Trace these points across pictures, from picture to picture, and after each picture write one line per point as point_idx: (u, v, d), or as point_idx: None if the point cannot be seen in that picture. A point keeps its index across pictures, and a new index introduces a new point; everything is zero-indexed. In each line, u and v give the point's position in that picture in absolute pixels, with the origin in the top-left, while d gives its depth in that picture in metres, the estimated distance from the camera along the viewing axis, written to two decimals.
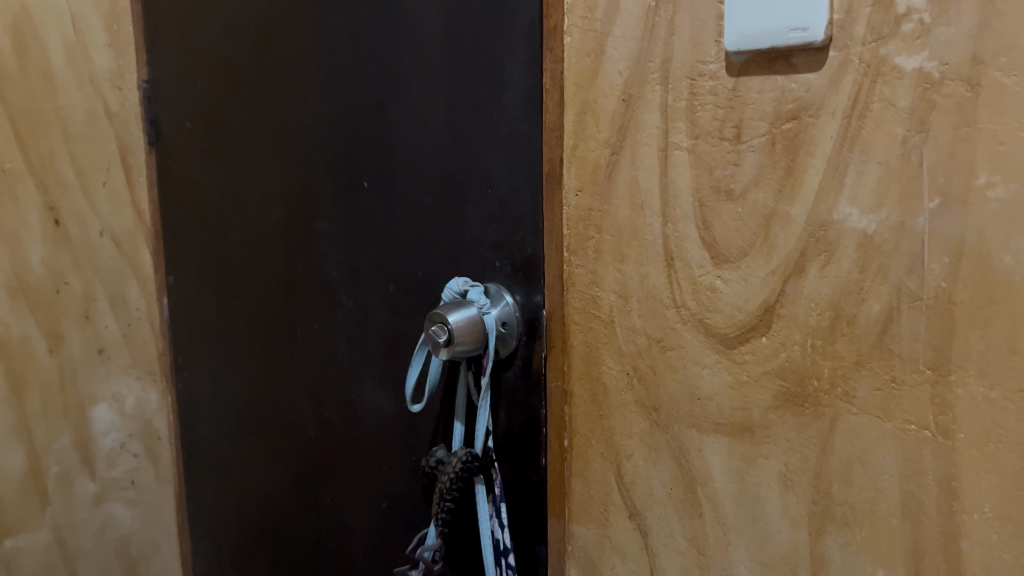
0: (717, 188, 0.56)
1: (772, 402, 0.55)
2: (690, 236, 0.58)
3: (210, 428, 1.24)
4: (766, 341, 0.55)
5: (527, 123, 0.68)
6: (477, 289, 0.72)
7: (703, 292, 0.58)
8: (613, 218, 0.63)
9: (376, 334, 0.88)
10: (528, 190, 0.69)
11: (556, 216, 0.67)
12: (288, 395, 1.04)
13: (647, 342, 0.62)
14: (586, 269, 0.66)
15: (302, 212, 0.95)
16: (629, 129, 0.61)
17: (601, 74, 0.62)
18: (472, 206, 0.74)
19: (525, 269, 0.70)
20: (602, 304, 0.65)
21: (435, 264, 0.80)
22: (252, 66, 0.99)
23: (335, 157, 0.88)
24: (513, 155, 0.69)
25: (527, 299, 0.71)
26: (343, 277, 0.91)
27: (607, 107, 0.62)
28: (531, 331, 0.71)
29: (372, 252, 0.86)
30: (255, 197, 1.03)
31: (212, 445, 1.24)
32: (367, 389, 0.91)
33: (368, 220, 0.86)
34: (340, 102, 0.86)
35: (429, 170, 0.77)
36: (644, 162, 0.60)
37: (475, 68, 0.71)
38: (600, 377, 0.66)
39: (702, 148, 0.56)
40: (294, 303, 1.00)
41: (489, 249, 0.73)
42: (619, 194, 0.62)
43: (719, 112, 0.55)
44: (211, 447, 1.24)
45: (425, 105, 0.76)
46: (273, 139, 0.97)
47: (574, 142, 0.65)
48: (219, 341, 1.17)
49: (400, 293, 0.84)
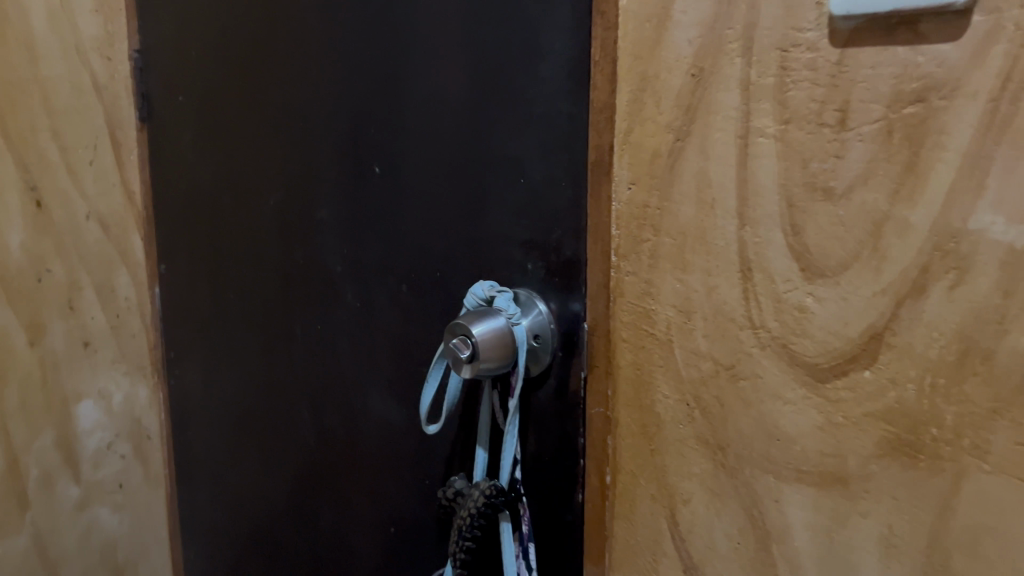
0: (812, 185, 0.46)
1: (875, 450, 0.45)
2: (775, 243, 0.48)
3: (201, 428, 1.14)
4: (869, 376, 0.45)
5: (569, 101, 0.57)
6: (505, 295, 0.62)
7: (789, 312, 0.48)
8: (674, 218, 0.52)
9: (382, 338, 0.78)
10: (567, 182, 0.58)
11: (602, 213, 0.56)
12: (284, 398, 0.94)
13: (714, 369, 0.52)
14: (637, 277, 0.55)
15: (301, 198, 0.85)
16: (699, 110, 0.50)
17: (664, 42, 0.51)
18: (498, 197, 0.64)
19: (565, 269, 0.60)
20: (657, 321, 0.54)
21: (453, 263, 0.69)
22: (250, 34, 0.88)
23: (339, 138, 0.78)
24: (552, 139, 0.59)
25: (564, 305, 0.61)
26: (347, 273, 0.80)
27: (670, 83, 0.51)
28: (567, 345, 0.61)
29: (380, 246, 0.76)
30: (250, 180, 0.93)
31: (203, 448, 1.14)
32: (371, 399, 0.81)
33: (373, 210, 0.76)
34: (345, 75, 0.75)
35: (448, 155, 0.67)
36: (717, 151, 0.49)
37: (507, 36, 0.60)
38: (653, 406, 0.55)
39: (793, 136, 0.46)
40: (291, 298, 0.90)
41: (518, 248, 0.63)
42: (682, 189, 0.51)
43: (818, 91, 0.45)
44: (202, 451, 1.14)
45: (442, 79, 0.66)
46: (271, 117, 0.87)
47: (628, 125, 0.54)
48: (212, 336, 1.07)
49: (412, 295, 0.74)
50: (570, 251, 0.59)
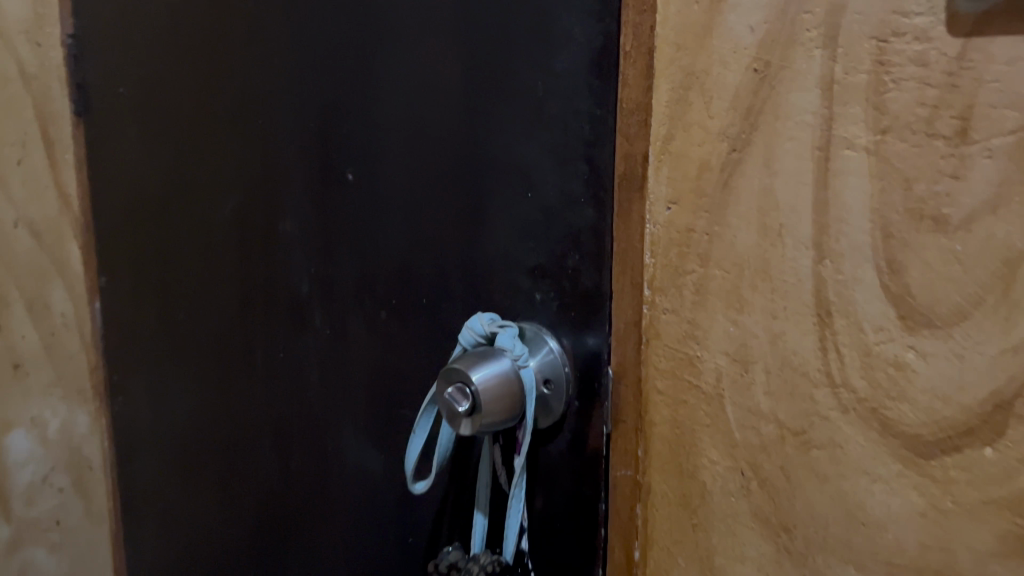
0: (919, 212, 0.36)
1: (997, 547, 0.36)
2: (866, 283, 0.38)
3: (147, 460, 0.99)
4: (991, 454, 0.35)
5: (589, 100, 0.47)
6: (510, 331, 0.52)
7: (882, 370, 0.38)
8: (727, 247, 0.42)
9: (359, 372, 0.67)
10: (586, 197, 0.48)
11: (633, 237, 0.46)
12: (244, 432, 0.82)
13: (778, 433, 0.42)
14: (678, 317, 0.45)
15: (262, 205, 0.74)
16: (763, 114, 0.40)
17: (717, 29, 0.41)
18: (500, 213, 0.53)
19: (584, 300, 0.50)
20: (704, 371, 0.44)
21: (442, 290, 0.59)
22: (197, 17, 0.77)
23: (307, 137, 0.67)
24: (568, 147, 0.49)
25: (583, 342, 0.50)
26: (316, 294, 0.70)
27: (725, 80, 0.41)
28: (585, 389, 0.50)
29: (354, 265, 0.65)
30: (199, 183, 0.81)
31: (144, 485, 1.01)
32: (345, 440, 0.69)
33: (347, 221, 0.65)
34: (315, 64, 0.65)
35: (438, 161, 0.57)
36: (788, 165, 0.40)
37: (514, 19, 0.50)
38: (696, 474, 0.46)
39: (893, 150, 0.36)
40: (250, 319, 0.78)
41: (525, 275, 0.53)
42: (740, 210, 0.42)
43: (929, 93, 0.35)
44: (143, 488, 1.02)
45: (433, 71, 0.56)
46: (223, 113, 0.76)
47: (667, 131, 0.44)
48: (156, 358, 0.94)
49: (392, 325, 0.63)
50: (589, 280, 0.49)
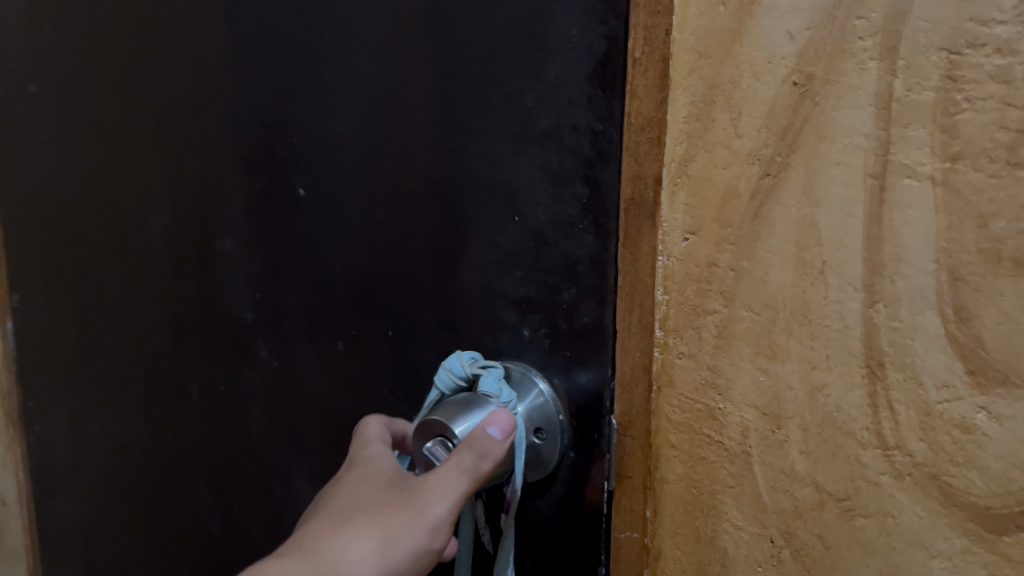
0: (995, 254, 0.31)
1: None
2: (927, 332, 0.33)
3: (68, 499, 0.89)
4: None
5: (589, 113, 0.41)
6: (494, 373, 0.47)
7: (945, 432, 0.33)
8: (758, 286, 0.37)
9: (312, 410, 0.60)
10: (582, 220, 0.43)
11: (641, 271, 0.41)
12: (178, 471, 0.73)
13: (816, 498, 0.37)
14: (696, 362, 0.40)
15: (197, 222, 0.66)
16: (804, 134, 0.35)
17: (747, 35, 0.36)
18: (482, 238, 0.48)
19: (579, 337, 0.45)
20: (727, 426, 0.39)
21: (411, 322, 0.52)
22: (112, 10, 0.68)
23: (249, 147, 0.60)
24: (565, 166, 0.43)
25: (579, 383, 0.45)
26: (261, 324, 0.62)
27: (757, 94, 0.36)
28: (581, 440, 0.45)
29: (306, 291, 0.58)
30: (119, 194, 0.72)
31: (61, 529, 0.91)
32: (296, 486, 0.62)
33: (298, 241, 0.58)
34: (261, 65, 0.58)
35: (408, 177, 0.50)
36: (833, 194, 0.34)
37: (500, 19, 0.44)
38: (716, 539, 0.40)
39: (965, 180, 0.31)
40: (183, 347, 0.70)
41: (510, 308, 0.47)
42: (774, 244, 0.36)
43: (1012, 115, 0.30)
44: (61, 530, 0.91)
45: (402, 76, 0.49)
46: (148, 119, 0.68)
47: (685, 150, 0.38)
48: (70, 387, 0.84)
49: (351, 360, 0.56)
50: (587, 317, 0.44)
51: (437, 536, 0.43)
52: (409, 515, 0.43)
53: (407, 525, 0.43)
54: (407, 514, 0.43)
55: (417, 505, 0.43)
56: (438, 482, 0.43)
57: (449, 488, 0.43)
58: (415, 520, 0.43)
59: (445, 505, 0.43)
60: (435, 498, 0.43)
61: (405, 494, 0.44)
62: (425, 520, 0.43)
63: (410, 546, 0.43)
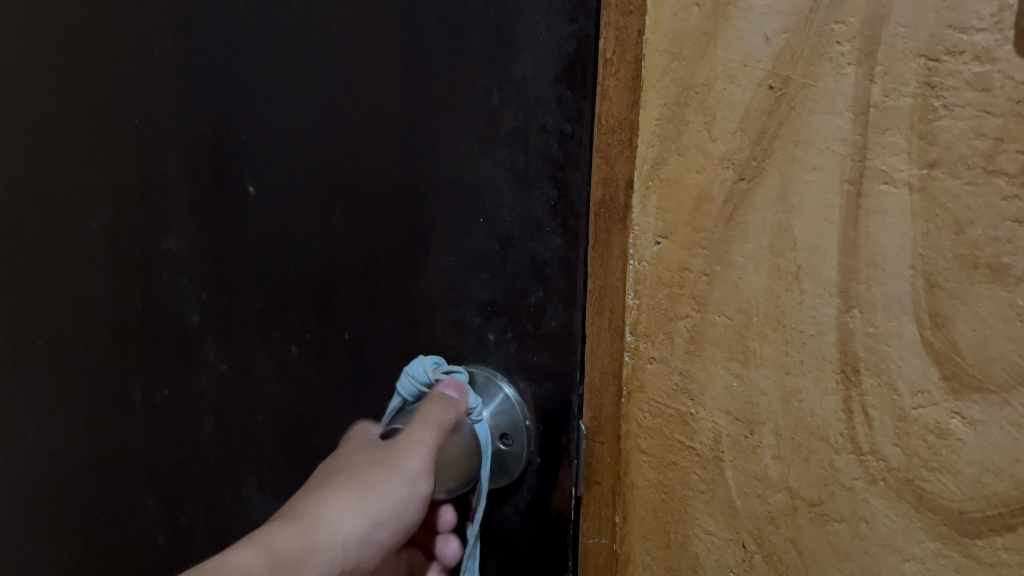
0: (973, 260, 0.31)
1: None
2: (903, 339, 0.33)
3: None
4: None
5: (558, 113, 0.41)
6: (459, 381, 0.47)
7: (920, 437, 0.33)
8: (732, 290, 0.37)
9: (264, 415, 0.58)
10: (549, 222, 0.42)
11: (611, 274, 0.40)
12: (119, 479, 0.71)
13: (789, 503, 0.37)
14: (668, 367, 0.39)
15: (140, 221, 0.63)
16: (780, 139, 0.34)
17: (722, 36, 0.35)
18: (445, 239, 0.47)
19: (546, 343, 0.44)
20: (699, 431, 0.39)
21: (371, 325, 0.51)
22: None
23: (197, 144, 0.58)
24: (532, 167, 0.42)
25: (545, 386, 0.45)
26: (209, 326, 0.60)
27: (732, 96, 0.35)
28: (548, 444, 0.45)
29: (257, 294, 0.57)
30: (52, 191, 0.69)
31: None
32: (247, 494, 0.60)
33: (248, 242, 0.56)
34: (210, 60, 0.56)
35: (367, 178, 0.49)
36: (808, 200, 0.34)
37: (463, 15, 0.43)
38: (686, 545, 0.40)
39: (942, 187, 0.31)
40: (125, 352, 0.67)
41: (474, 311, 0.47)
42: (748, 248, 0.36)
43: (990, 123, 0.30)
44: None
45: (360, 74, 0.48)
46: (85, 114, 0.65)
47: (657, 153, 0.38)
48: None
49: (305, 364, 0.55)
50: (554, 321, 0.43)
51: (419, 485, 0.43)
52: (389, 468, 0.43)
53: (386, 478, 0.42)
54: (387, 467, 0.43)
55: (391, 458, 0.43)
56: (405, 437, 0.43)
57: (419, 441, 0.43)
58: (393, 474, 0.42)
59: (418, 454, 0.43)
60: (410, 449, 0.43)
61: (379, 455, 0.43)
62: (400, 470, 0.43)
63: (392, 496, 0.42)
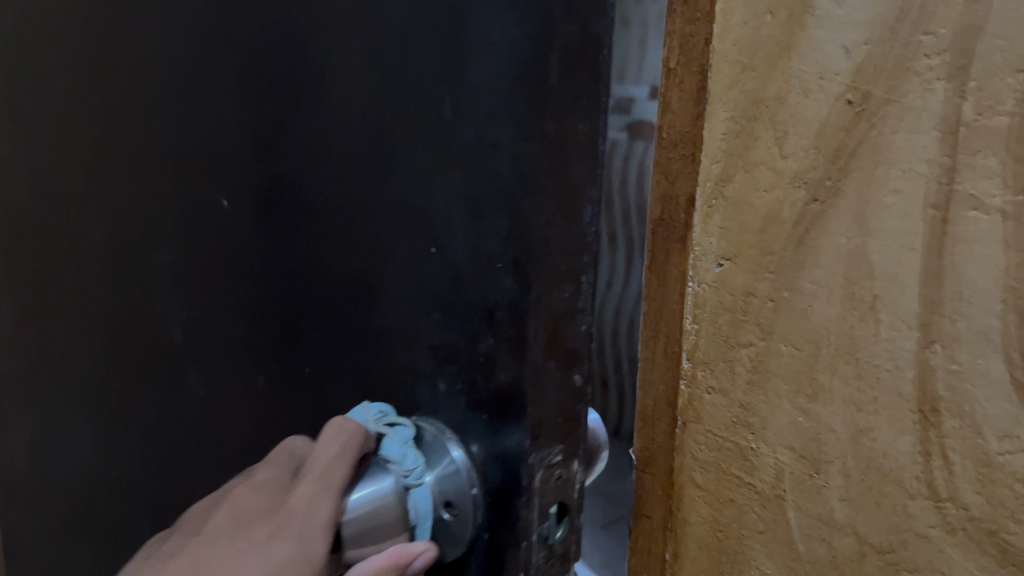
0: None
1: None
2: (991, 380, 0.29)
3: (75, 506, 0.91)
4: None
5: (510, 133, 0.38)
6: (405, 438, 0.46)
7: (1005, 487, 0.30)
8: (801, 319, 0.34)
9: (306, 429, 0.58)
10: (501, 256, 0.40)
11: (670, 296, 0.39)
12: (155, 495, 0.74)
13: (856, 549, 0.34)
14: (727, 399, 0.37)
15: (138, 242, 0.72)
16: (858, 158, 0.32)
17: (798, 47, 0.33)
18: (395, 273, 0.46)
19: (500, 402, 0.42)
20: (758, 469, 0.37)
21: (330, 360, 0.51)
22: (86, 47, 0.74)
23: (183, 176, 0.64)
24: (488, 198, 0.40)
25: (503, 447, 0.42)
26: (202, 351, 0.65)
27: (805, 112, 0.33)
28: (499, 509, 0.43)
29: (238, 326, 0.60)
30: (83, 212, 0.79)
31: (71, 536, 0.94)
32: None
33: (230, 268, 0.60)
34: (201, 97, 0.60)
35: (332, 208, 0.49)
36: (887, 224, 0.31)
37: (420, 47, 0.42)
38: None
39: None
40: (131, 361, 0.76)
41: (427, 355, 0.46)
42: (819, 274, 0.33)
43: None
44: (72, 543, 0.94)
45: (320, 111, 0.49)
46: (102, 141, 0.74)
47: (722, 170, 0.36)
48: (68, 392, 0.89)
49: (273, 393, 0.57)
50: (505, 377, 0.41)
51: None
52: None
53: None
54: None
55: None
56: None
57: None
58: None
59: None
60: None
61: None
62: None
63: None
